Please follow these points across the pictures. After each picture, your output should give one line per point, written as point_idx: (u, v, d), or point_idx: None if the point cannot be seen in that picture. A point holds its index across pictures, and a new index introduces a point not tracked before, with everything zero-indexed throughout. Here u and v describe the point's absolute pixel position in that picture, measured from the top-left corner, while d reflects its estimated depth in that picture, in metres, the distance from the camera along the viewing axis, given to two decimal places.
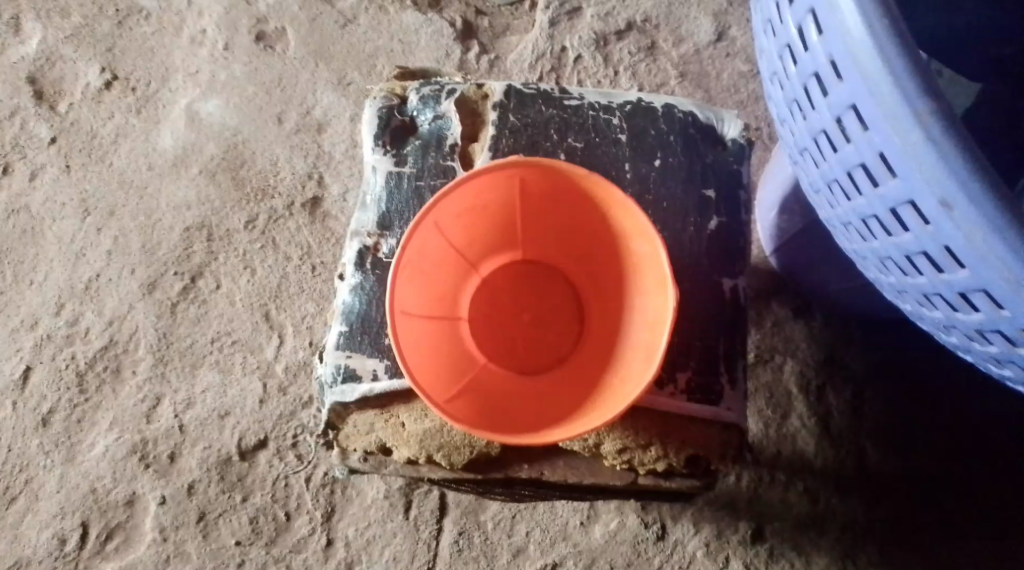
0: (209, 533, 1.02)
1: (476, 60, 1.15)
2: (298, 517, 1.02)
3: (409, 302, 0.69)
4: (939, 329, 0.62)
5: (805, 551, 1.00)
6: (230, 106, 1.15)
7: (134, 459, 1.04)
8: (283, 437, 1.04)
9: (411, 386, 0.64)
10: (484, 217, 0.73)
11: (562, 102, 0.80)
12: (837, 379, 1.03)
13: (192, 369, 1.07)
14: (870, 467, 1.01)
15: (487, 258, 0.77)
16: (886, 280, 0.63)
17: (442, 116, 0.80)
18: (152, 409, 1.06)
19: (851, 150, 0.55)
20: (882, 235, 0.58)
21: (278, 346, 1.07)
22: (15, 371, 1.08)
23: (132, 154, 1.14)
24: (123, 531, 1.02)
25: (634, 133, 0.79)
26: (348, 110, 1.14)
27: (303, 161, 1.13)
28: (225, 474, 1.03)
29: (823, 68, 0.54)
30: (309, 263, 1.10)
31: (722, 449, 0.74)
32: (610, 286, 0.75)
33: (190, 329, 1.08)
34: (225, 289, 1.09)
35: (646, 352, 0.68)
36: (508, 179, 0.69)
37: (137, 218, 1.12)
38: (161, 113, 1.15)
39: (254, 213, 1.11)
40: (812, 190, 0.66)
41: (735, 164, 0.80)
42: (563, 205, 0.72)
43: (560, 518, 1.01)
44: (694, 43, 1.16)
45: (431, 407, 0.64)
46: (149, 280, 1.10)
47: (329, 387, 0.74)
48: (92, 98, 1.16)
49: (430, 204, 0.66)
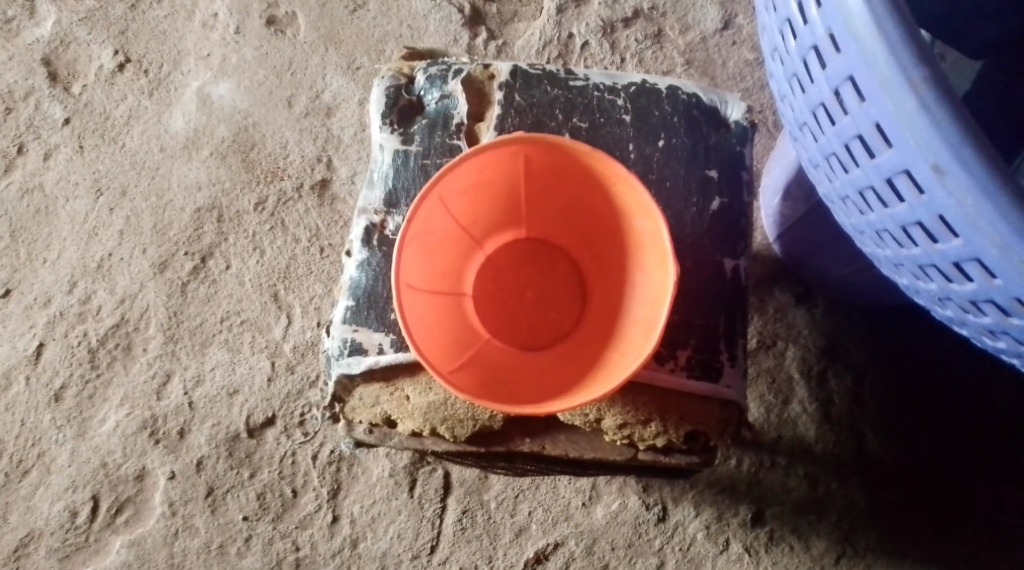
0: (217, 507, 1.04)
1: (484, 46, 1.17)
2: (305, 493, 1.04)
3: (414, 276, 0.70)
4: (935, 303, 0.63)
5: (804, 534, 1.01)
6: (241, 89, 1.16)
7: (144, 435, 1.06)
8: (290, 415, 1.06)
9: (416, 356, 0.65)
10: (489, 194, 0.75)
11: (567, 83, 0.81)
12: (839, 364, 1.04)
13: (202, 347, 1.08)
14: (870, 451, 1.01)
15: (491, 235, 0.78)
16: (883, 254, 0.64)
17: (449, 95, 0.81)
18: (162, 386, 1.07)
19: (848, 122, 0.56)
20: (878, 207, 0.59)
21: (286, 326, 1.08)
22: (28, 347, 1.10)
23: (144, 135, 1.16)
24: (133, 505, 1.04)
25: (638, 114, 0.80)
26: (357, 94, 1.16)
27: (313, 144, 1.14)
28: (233, 451, 1.05)
29: (821, 40, 0.55)
30: (317, 245, 1.11)
31: (721, 425, 0.75)
32: (612, 264, 0.76)
33: (199, 308, 1.10)
34: (235, 269, 1.11)
35: (647, 327, 0.69)
36: (513, 155, 0.70)
37: (149, 199, 1.14)
38: (173, 95, 1.17)
39: (264, 195, 1.13)
40: (811, 165, 0.67)
41: (738, 145, 0.81)
42: (567, 181, 0.73)
43: (562, 498, 1.03)
44: (700, 31, 1.17)
45: (434, 377, 0.65)
46: (160, 259, 1.11)
47: (336, 359, 0.76)
48: (105, 80, 1.17)
49: (435, 179, 0.68)
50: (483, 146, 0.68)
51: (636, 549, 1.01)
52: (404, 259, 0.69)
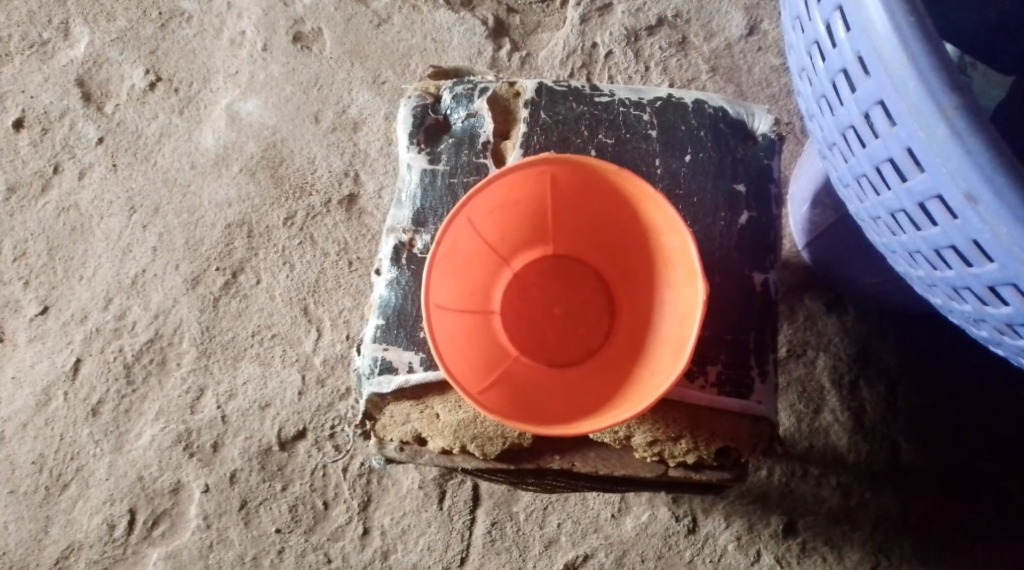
0: (250, 520, 1.05)
1: (508, 58, 1.17)
2: (336, 505, 1.05)
3: (444, 296, 0.71)
4: (970, 323, 0.63)
5: (837, 545, 1.00)
6: (269, 106, 1.18)
7: (178, 449, 1.08)
8: (321, 428, 1.07)
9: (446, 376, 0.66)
10: (517, 212, 0.75)
11: (592, 99, 0.81)
12: (870, 373, 1.03)
13: (234, 361, 1.10)
14: (904, 462, 1.01)
15: (518, 256, 0.79)
16: (916, 273, 0.64)
17: (474, 114, 0.82)
18: (195, 401, 1.09)
19: (878, 145, 0.56)
20: (910, 229, 0.59)
21: (316, 340, 1.10)
22: (66, 362, 1.12)
23: (175, 153, 1.18)
24: (168, 517, 1.06)
25: (664, 128, 0.80)
26: (382, 108, 1.17)
27: (340, 159, 1.16)
28: (265, 464, 1.06)
29: (850, 64, 0.55)
30: (346, 258, 1.12)
31: (752, 441, 0.75)
32: (640, 281, 0.77)
33: (231, 322, 1.11)
34: (265, 284, 1.12)
35: (676, 345, 0.69)
36: (541, 175, 0.71)
37: (181, 216, 1.16)
38: (203, 113, 1.19)
39: (293, 210, 1.14)
40: (841, 184, 0.67)
41: (765, 158, 0.81)
42: (594, 200, 0.73)
43: (591, 510, 1.03)
44: (725, 38, 1.16)
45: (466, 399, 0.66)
46: (193, 275, 1.13)
47: (367, 377, 0.76)
48: (136, 99, 1.19)
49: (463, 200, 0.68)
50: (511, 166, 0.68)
51: (666, 560, 1.01)
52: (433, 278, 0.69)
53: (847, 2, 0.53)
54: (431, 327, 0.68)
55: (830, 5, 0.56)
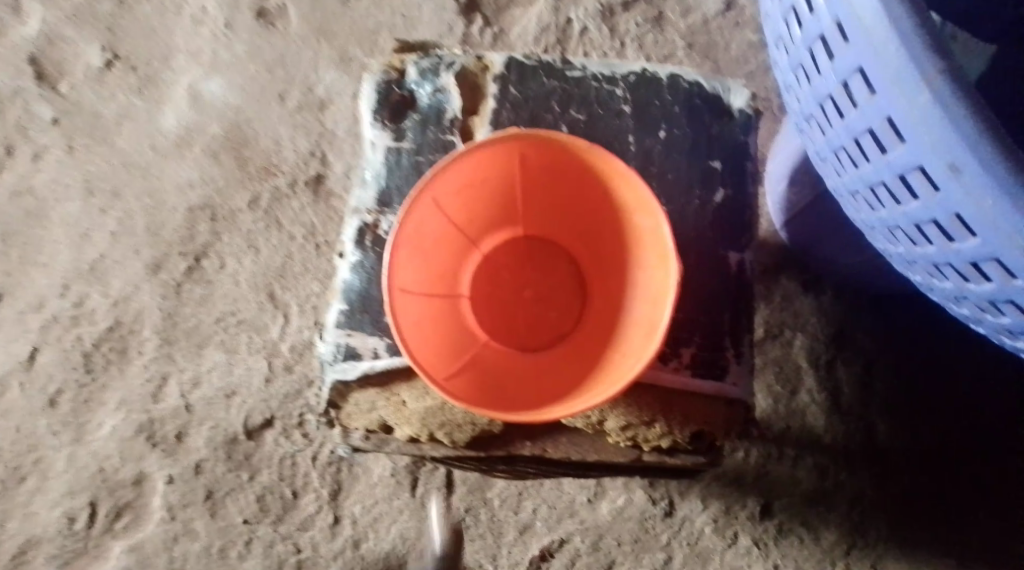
0: (216, 511, 1.02)
1: (480, 35, 1.14)
2: (305, 495, 1.03)
3: (410, 279, 0.68)
4: (950, 302, 0.62)
5: (814, 526, 0.99)
6: (232, 85, 1.14)
7: (141, 439, 1.04)
8: (289, 416, 1.04)
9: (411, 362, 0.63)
10: (485, 192, 0.72)
11: (564, 74, 0.78)
12: (847, 353, 1.02)
13: (198, 349, 1.07)
14: (880, 442, 1.00)
15: (488, 238, 0.77)
16: (895, 250, 0.63)
17: (441, 90, 0.79)
18: (159, 390, 1.06)
19: (857, 116, 0.54)
20: (890, 203, 0.58)
21: (283, 325, 1.07)
22: (23, 352, 1.08)
23: (134, 135, 1.14)
24: (132, 509, 1.03)
25: (637, 105, 0.78)
26: (350, 87, 1.14)
27: (306, 139, 1.12)
28: (232, 453, 1.04)
29: (828, 30, 0.53)
30: (313, 242, 1.09)
31: (727, 424, 0.74)
32: (612, 262, 0.74)
33: (195, 309, 1.08)
34: (230, 269, 1.09)
35: (648, 327, 0.67)
36: (509, 152, 0.68)
37: (141, 199, 1.12)
38: (164, 92, 1.15)
39: (258, 192, 1.11)
40: (818, 158, 0.65)
41: (741, 135, 0.79)
42: (565, 178, 0.71)
43: (566, 495, 1.01)
44: (701, 14, 1.14)
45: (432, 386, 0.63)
46: (154, 260, 1.10)
47: (330, 364, 0.74)
48: (94, 79, 1.15)
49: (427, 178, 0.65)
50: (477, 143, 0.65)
51: (642, 544, 1.00)
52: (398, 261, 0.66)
53: None
54: (396, 310, 0.65)
55: None
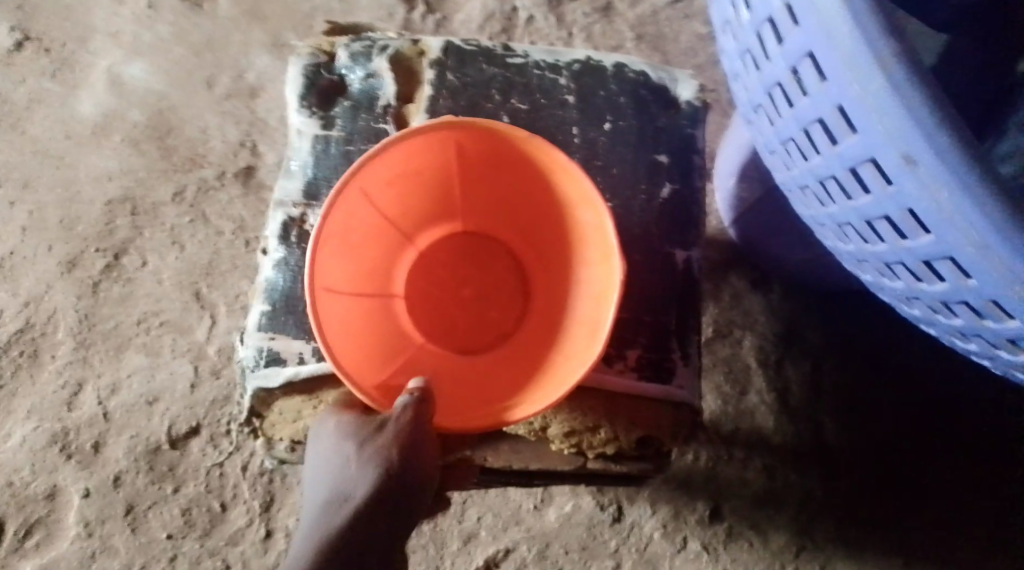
0: (137, 526, 0.95)
1: (421, 20, 1.09)
2: (234, 507, 0.96)
3: (335, 279, 0.63)
4: (901, 302, 0.59)
5: (762, 528, 0.96)
6: (156, 70, 1.07)
7: (54, 450, 0.97)
8: (216, 423, 0.98)
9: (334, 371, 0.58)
10: (419, 183, 0.67)
11: (505, 60, 0.74)
12: (795, 352, 0.99)
13: (117, 352, 0.99)
14: (829, 441, 0.97)
15: (421, 230, 0.72)
16: (845, 248, 0.60)
17: (374, 74, 0.74)
18: (73, 396, 0.98)
19: (806, 105, 0.51)
20: (840, 198, 0.54)
21: (209, 327, 1.00)
22: None
23: (48, 122, 1.06)
24: (44, 526, 0.94)
25: (581, 95, 0.74)
26: (283, 74, 1.07)
27: (236, 128, 1.06)
28: (154, 464, 0.97)
29: (777, 12, 0.49)
30: (242, 238, 1.03)
31: (676, 429, 0.69)
32: (555, 260, 0.70)
33: (114, 309, 1.01)
34: (153, 267, 1.02)
35: (590, 330, 0.63)
36: (444, 141, 0.63)
37: (55, 191, 1.04)
38: (79, 76, 1.07)
39: (182, 184, 1.04)
40: (766, 151, 0.61)
41: (689, 127, 0.75)
42: (505, 169, 0.66)
43: (512, 502, 0.97)
44: (651, 4, 1.10)
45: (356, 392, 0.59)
46: (69, 258, 1.02)
47: (251, 371, 0.68)
48: (2, 61, 1.08)
49: (355, 169, 0.60)
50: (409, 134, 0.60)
51: (591, 551, 0.96)
52: (323, 259, 0.61)
53: None
54: (321, 313, 0.60)
55: None
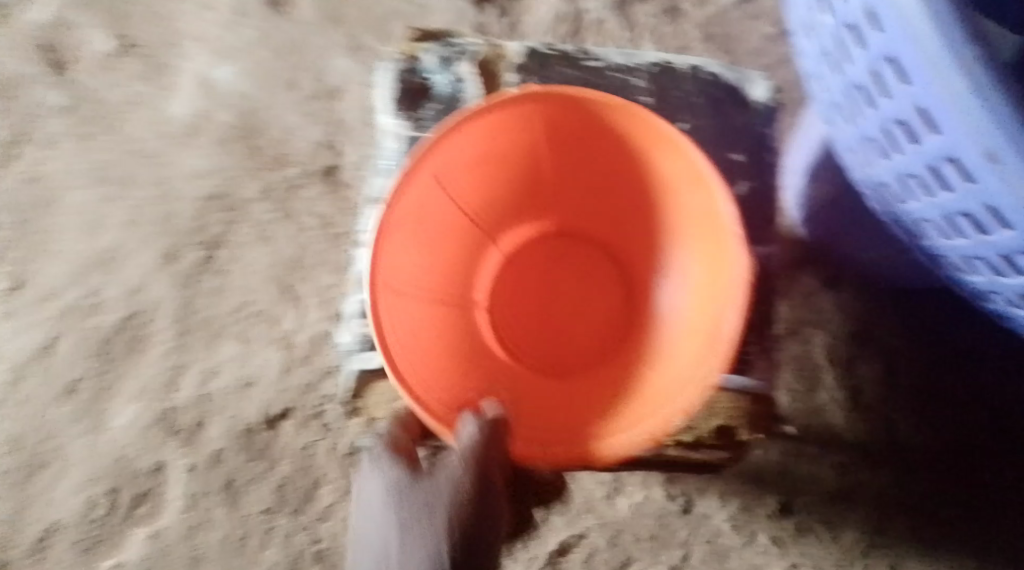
0: (237, 499, 1.03)
1: (495, 23, 1.13)
2: (324, 486, 1.03)
3: (408, 277, 0.77)
4: (977, 296, 0.62)
5: (833, 525, 0.99)
6: (246, 73, 1.13)
7: (160, 428, 1.05)
8: (307, 406, 1.04)
9: (405, 369, 0.72)
10: (501, 165, 0.81)
11: (583, 64, 0.79)
12: (869, 350, 1.00)
13: (214, 339, 1.06)
14: (902, 440, 0.99)
15: (497, 232, 0.88)
16: (922, 242, 0.62)
17: (459, 79, 0.79)
18: (175, 379, 1.06)
19: (889, 105, 0.54)
20: (921, 193, 0.57)
21: (298, 317, 1.06)
22: (39, 341, 1.08)
23: (146, 124, 1.13)
24: (150, 499, 1.03)
25: (659, 95, 0.78)
26: (361, 76, 1.13)
27: (320, 129, 1.12)
28: (251, 443, 1.04)
29: (857, 17, 0.52)
30: (328, 233, 1.09)
31: (753, 419, 0.76)
32: (643, 241, 0.86)
33: (210, 299, 1.07)
34: (246, 259, 1.08)
35: (700, 335, 0.75)
36: (529, 114, 0.74)
37: (156, 188, 1.11)
38: (176, 80, 1.14)
39: (271, 182, 1.10)
40: (844, 149, 0.64)
41: (763, 126, 0.78)
42: (586, 141, 0.78)
43: (584, 491, 0.99)
44: (718, 4, 1.12)
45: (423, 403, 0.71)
46: (171, 250, 1.09)
47: (353, 354, 0.78)
48: (104, 66, 1.14)
49: (421, 154, 0.70)
50: (496, 104, 0.71)
51: (661, 540, 0.99)
52: (396, 253, 0.74)
53: None
54: (385, 312, 0.72)
55: None
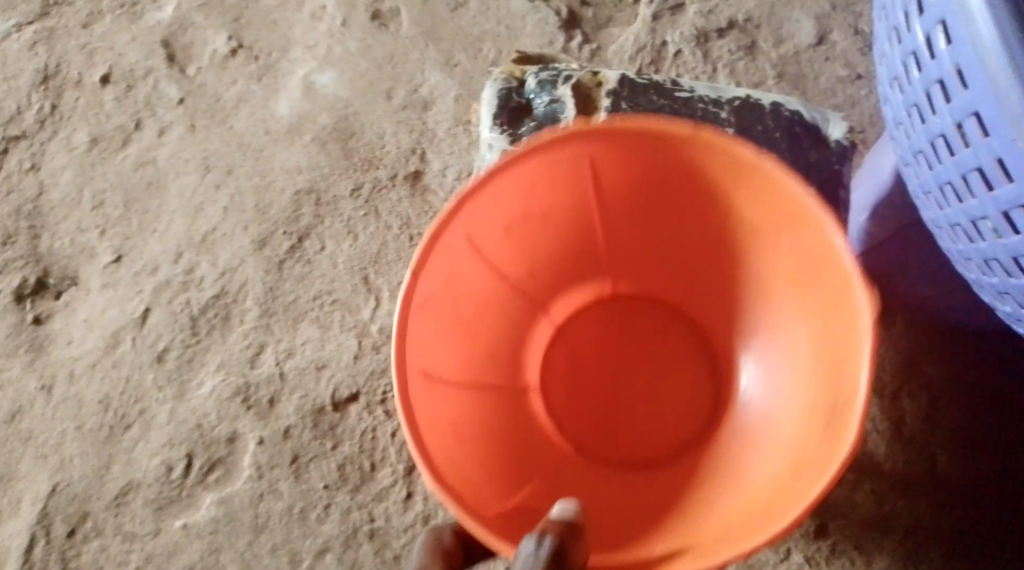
0: (300, 474, 1.09)
1: (578, 49, 1.20)
2: (382, 468, 1.08)
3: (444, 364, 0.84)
4: None
5: (868, 551, 1.01)
6: (344, 80, 1.23)
7: (237, 401, 1.12)
8: (373, 392, 1.11)
9: (434, 435, 0.78)
10: (545, 227, 0.88)
11: (673, 94, 0.87)
12: (914, 385, 1.05)
13: (294, 322, 1.14)
14: (940, 474, 1.02)
15: (547, 307, 0.96)
16: (988, 281, 0.68)
17: (557, 100, 0.88)
18: (256, 355, 1.14)
19: (968, 154, 0.60)
20: (991, 236, 0.62)
21: (374, 308, 1.14)
22: (136, 310, 1.17)
23: (249, 119, 1.23)
24: (223, 465, 1.10)
25: (740, 127, 0.85)
26: (452, 90, 1.21)
27: (408, 136, 1.20)
28: (318, 423, 1.11)
29: (948, 75, 0.59)
30: (407, 233, 1.16)
31: None
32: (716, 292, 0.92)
33: (294, 285, 1.16)
34: (329, 251, 1.17)
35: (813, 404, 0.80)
36: (579, 165, 0.82)
37: (253, 178, 1.20)
38: (280, 81, 1.24)
39: (360, 181, 1.19)
40: (921, 191, 0.71)
41: (838, 164, 0.85)
42: (644, 190, 0.86)
43: None
44: (794, 45, 1.18)
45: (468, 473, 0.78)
46: (261, 237, 1.18)
47: None
48: (218, 64, 1.25)
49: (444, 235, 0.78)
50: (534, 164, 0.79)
51: None
52: (421, 342, 0.81)
53: (951, 14, 0.57)
54: (416, 401, 0.78)
55: (931, 19, 0.60)
